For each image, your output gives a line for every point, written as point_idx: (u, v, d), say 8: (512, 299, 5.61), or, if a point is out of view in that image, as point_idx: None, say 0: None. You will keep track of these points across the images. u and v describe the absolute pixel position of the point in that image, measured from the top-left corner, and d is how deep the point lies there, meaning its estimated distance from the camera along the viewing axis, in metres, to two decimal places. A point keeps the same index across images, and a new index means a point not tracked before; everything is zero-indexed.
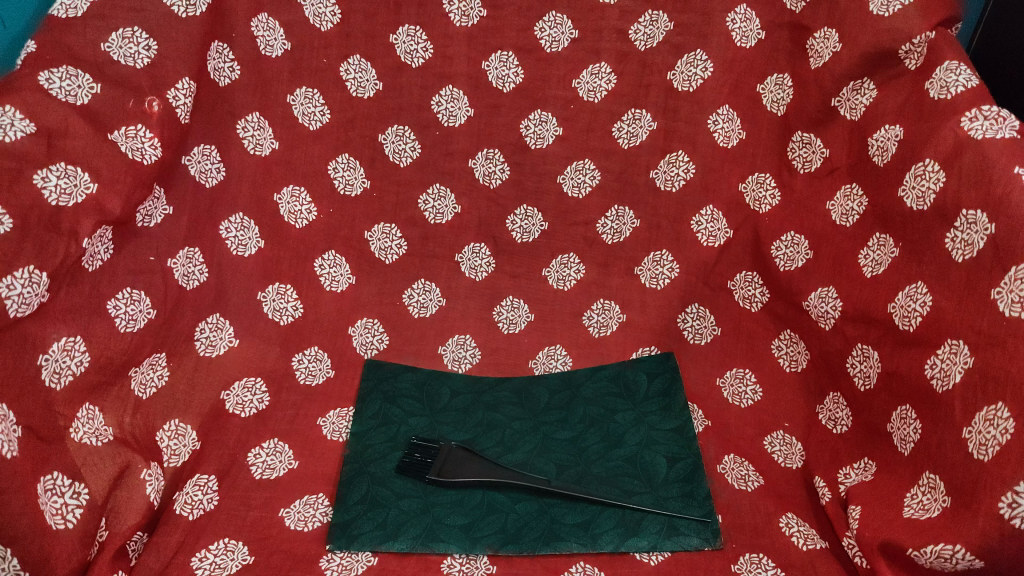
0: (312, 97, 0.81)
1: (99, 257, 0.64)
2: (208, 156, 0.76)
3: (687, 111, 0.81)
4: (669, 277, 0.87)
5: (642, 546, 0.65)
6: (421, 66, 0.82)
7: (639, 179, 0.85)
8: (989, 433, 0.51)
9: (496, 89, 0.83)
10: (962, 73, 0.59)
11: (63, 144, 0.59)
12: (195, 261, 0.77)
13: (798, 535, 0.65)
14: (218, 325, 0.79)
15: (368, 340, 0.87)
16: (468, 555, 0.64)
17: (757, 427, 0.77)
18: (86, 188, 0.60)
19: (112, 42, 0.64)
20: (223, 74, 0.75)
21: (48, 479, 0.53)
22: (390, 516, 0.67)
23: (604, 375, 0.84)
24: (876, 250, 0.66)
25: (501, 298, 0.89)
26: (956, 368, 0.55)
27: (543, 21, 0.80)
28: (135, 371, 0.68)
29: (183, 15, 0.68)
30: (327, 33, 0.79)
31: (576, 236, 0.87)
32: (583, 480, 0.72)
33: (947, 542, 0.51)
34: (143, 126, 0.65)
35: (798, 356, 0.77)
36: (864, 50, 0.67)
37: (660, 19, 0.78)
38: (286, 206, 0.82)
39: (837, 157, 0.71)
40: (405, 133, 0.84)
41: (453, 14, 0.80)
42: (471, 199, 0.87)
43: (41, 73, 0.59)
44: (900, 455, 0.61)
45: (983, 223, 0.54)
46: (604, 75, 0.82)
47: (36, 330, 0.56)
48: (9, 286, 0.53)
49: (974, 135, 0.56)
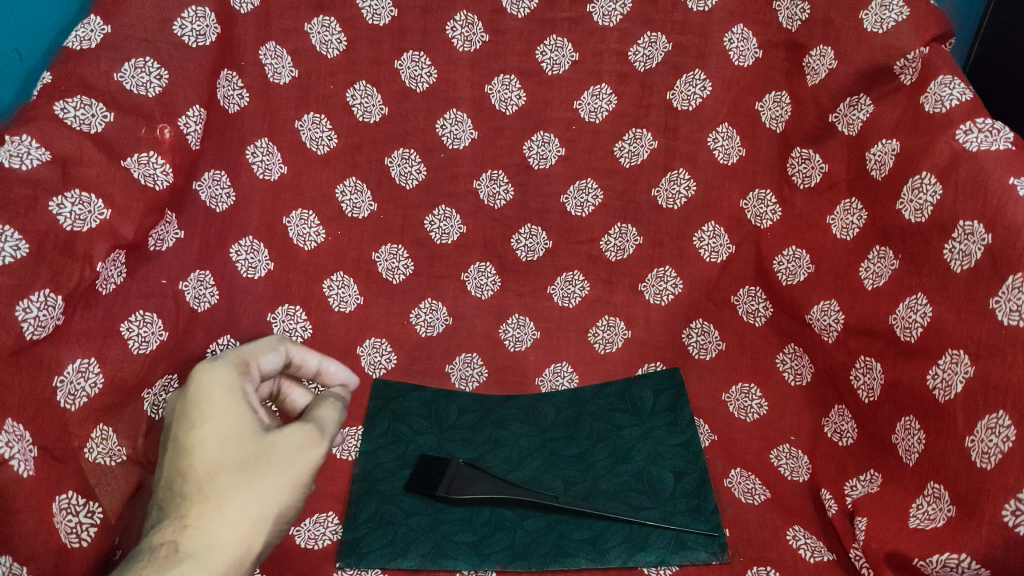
0: (319, 122, 0.83)
1: (113, 280, 0.65)
2: (218, 181, 0.77)
3: (687, 129, 0.83)
4: (673, 292, 0.87)
5: (650, 561, 0.66)
6: (425, 91, 0.84)
7: (641, 198, 0.86)
8: (992, 441, 0.51)
9: (499, 112, 0.85)
10: (956, 87, 0.60)
11: (77, 171, 0.61)
12: (206, 284, 0.76)
13: (805, 548, 0.66)
14: (229, 346, 0.78)
15: (377, 359, 0.87)
16: (476, 572, 0.65)
17: (763, 441, 0.78)
18: (100, 214, 0.62)
19: (125, 72, 0.66)
20: (233, 101, 0.77)
21: (63, 499, 0.56)
22: (398, 533, 0.68)
23: (610, 391, 0.85)
24: (877, 262, 0.67)
25: (507, 316, 0.89)
26: (957, 378, 0.56)
27: (544, 45, 0.82)
28: (148, 393, 0.68)
29: (194, 45, 0.70)
30: (334, 61, 0.81)
31: (580, 254, 0.88)
32: (590, 496, 0.72)
33: (952, 552, 0.52)
34: (155, 153, 0.67)
35: (802, 370, 0.77)
36: (860, 67, 0.68)
37: (658, 41, 0.80)
38: (295, 229, 0.84)
39: (836, 172, 0.72)
40: (410, 156, 0.86)
41: (457, 40, 0.82)
42: (476, 219, 0.88)
43: (56, 103, 0.62)
44: (906, 465, 0.61)
45: (980, 234, 0.55)
46: (605, 96, 0.83)
47: (51, 351, 0.58)
48: (25, 309, 0.55)
49: (969, 147, 0.57)
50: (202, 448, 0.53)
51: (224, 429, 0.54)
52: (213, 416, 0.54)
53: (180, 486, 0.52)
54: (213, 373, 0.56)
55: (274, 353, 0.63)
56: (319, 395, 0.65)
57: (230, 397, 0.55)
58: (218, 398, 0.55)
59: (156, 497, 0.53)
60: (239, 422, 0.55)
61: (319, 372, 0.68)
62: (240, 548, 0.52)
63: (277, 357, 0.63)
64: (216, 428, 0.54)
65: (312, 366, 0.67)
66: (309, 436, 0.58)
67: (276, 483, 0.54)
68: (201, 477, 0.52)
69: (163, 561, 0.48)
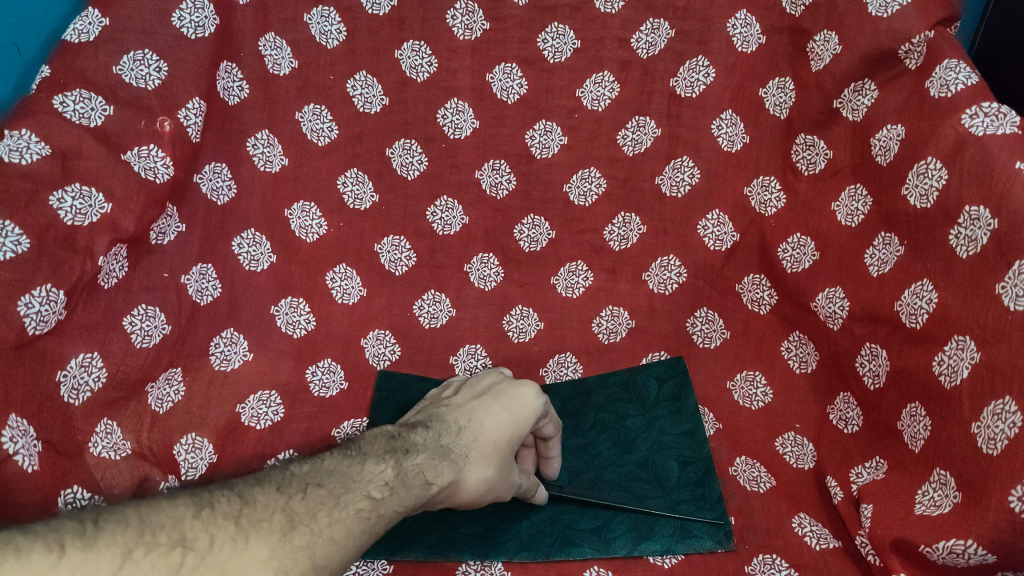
0: (319, 113, 0.82)
1: (114, 274, 0.65)
2: (219, 174, 0.77)
3: (690, 117, 0.82)
4: (677, 282, 0.86)
5: (655, 549, 0.67)
6: (426, 80, 0.83)
7: (645, 185, 0.85)
8: (998, 428, 0.51)
9: (500, 100, 0.84)
10: (962, 71, 0.60)
11: (77, 165, 0.61)
12: (208, 277, 0.76)
13: (811, 535, 0.66)
14: (232, 339, 0.78)
15: (380, 350, 0.85)
16: (482, 562, 0.67)
17: (767, 429, 0.77)
18: (100, 208, 0.62)
19: (123, 64, 0.66)
20: (232, 93, 0.77)
21: (67, 493, 0.56)
22: (401, 524, 0.69)
23: (615, 380, 0.83)
24: (881, 249, 0.67)
25: (511, 307, 0.88)
26: (963, 364, 0.55)
27: (546, 32, 0.81)
28: (152, 387, 0.69)
29: (192, 36, 0.70)
30: (334, 51, 0.80)
31: (583, 243, 0.88)
32: (596, 487, 0.73)
33: (958, 538, 0.52)
34: (155, 146, 0.67)
35: (808, 357, 0.77)
36: (864, 51, 0.67)
37: (661, 27, 0.80)
38: (297, 221, 0.83)
39: (841, 158, 0.72)
40: (412, 146, 0.85)
41: (457, 28, 0.81)
42: (479, 209, 0.88)
43: (56, 97, 0.62)
44: (911, 452, 0.61)
45: (986, 219, 0.54)
46: (607, 84, 0.83)
47: (53, 346, 0.59)
48: (28, 305, 0.55)
49: (974, 132, 0.57)
50: (500, 423, 0.59)
51: (519, 429, 0.59)
52: (515, 419, 0.59)
53: (477, 423, 0.58)
54: (539, 398, 0.62)
55: (552, 430, 0.66)
56: (529, 474, 0.66)
57: (530, 417, 0.60)
58: (525, 412, 0.60)
59: (459, 413, 0.59)
60: (522, 434, 0.60)
61: (546, 459, 0.70)
62: (469, 496, 0.56)
63: (552, 434, 0.66)
64: (512, 423, 0.59)
65: (550, 455, 0.69)
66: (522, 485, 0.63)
67: (505, 483, 0.59)
68: (494, 432, 0.58)
69: (451, 459, 0.54)
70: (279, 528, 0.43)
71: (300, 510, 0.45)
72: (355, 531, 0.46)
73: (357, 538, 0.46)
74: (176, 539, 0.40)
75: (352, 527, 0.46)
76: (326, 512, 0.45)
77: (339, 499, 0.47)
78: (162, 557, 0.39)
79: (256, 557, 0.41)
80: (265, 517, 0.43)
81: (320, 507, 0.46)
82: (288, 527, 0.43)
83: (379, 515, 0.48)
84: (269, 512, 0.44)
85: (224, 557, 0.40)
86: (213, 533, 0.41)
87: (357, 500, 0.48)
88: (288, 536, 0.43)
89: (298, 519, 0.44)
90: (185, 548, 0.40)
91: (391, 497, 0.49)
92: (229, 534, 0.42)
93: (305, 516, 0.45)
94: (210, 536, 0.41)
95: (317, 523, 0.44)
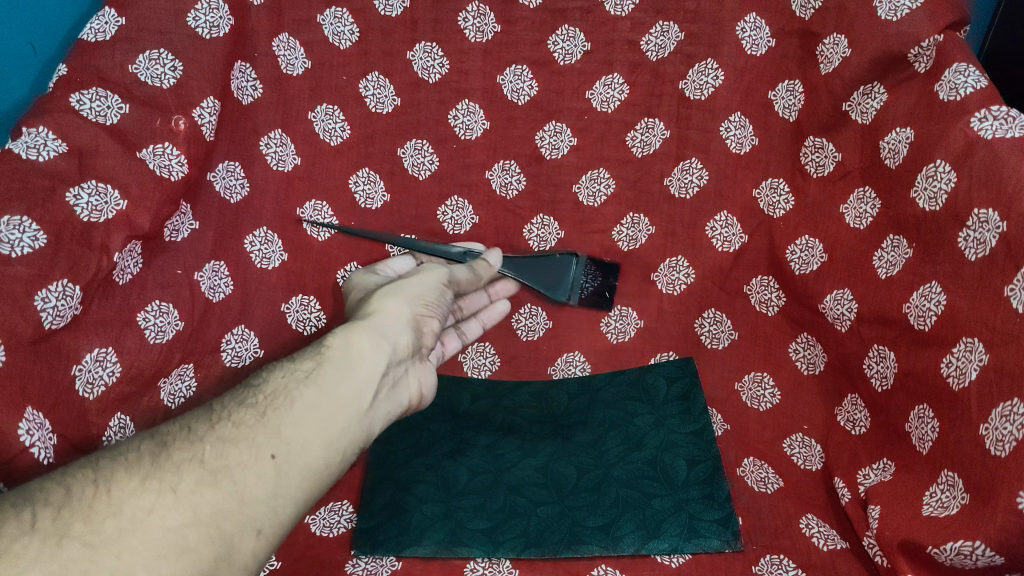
0: (332, 114, 0.83)
1: (129, 271, 0.67)
2: (232, 173, 0.78)
3: (700, 119, 0.82)
4: (685, 281, 0.86)
5: (663, 548, 0.68)
6: (438, 82, 0.84)
7: (654, 187, 0.86)
8: (1006, 429, 0.51)
9: (511, 102, 0.85)
10: (971, 75, 0.60)
11: (94, 162, 0.63)
12: (220, 275, 0.76)
13: (819, 536, 0.67)
14: (243, 335, 0.78)
15: None
16: (490, 559, 0.68)
17: (775, 430, 0.78)
18: (116, 205, 0.63)
19: (140, 64, 0.67)
20: (246, 93, 0.78)
21: None
22: (412, 521, 0.70)
23: (624, 379, 0.84)
24: (890, 251, 0.67)
25: (520, 306, 0.88)
26: (972, 365, 0.56)
27: (557, 35, 0.82)
28: (165, 382, 0.69)
29: (207, 36, 0.71)
30: (347, 51, 0.81)
31: (592, 244, 0.88)
32: (603, 485, 0.73)
33: (966, 540, 0.53)
34: (170, 144, 0.68)
35: (816, 359, 0.77)
36: (874, 54, 0.68)
37: (671, 30, 0.80)
38: (309, 220, 0.84)
39: (850, 161, 0.72)
40: (423, 147, 0.86)
41: (469, 30, 0.82)
42: (489, 209, 0.88)
43: (73, 95, 0.64)
44: (919, 454, 0.61)
45: (994, 222, 0.55)
46: (617, 85, 0.83)
47: (68, 341, 0.60)
48: (43, 300, 0.56)
49: (984, 135, 0.57)
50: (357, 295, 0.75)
51: (369, 285, 0.76)
52: (357, 287, 0.77)
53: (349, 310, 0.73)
54: (366, 269, 0.81)
55: (404, 260, 0.84)
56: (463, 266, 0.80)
57: (373, 274, 0.79)
58: (370, 278, 0.78)
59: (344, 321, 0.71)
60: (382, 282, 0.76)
61: None
62: (393, 325, 0.63)
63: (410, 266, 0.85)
64: (365, 286, 0.76)
65: None
66: (445, 273, 0.73)
67: (413, 286, 0.70)
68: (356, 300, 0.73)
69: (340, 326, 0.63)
70: (149, 457, 0.49)
71: (170, 435, 0.51)
72: (245, 418, 0.52)
73: (247, 420, 0.52)
74: (24, 501, 0.44)
75: (239, 419, 0.52)
76: (203, 423, 0.52)
77: (214, 409, 0.54)
78: (13, 520, 0.42)
79: (126, 489, 0.46)
80: (132, 454, 0.49)
81: (194, 422, 0.52)
82: (159, 451, 0.49)
83: (269, 391, 0.55)
84: (136, 448, 0.50)
85: (87, 501, 0.45)
86: (69, 486, 0.45)
87: (239, 400, 0.54)
88: (160, 458, 0.48)
89: (169, 440, 0.50)
90: (36, 506, 0.43)
91: (279, 375, 0.57)
92: (90, 479, 0.46)
93: (179, 434, 0.51)
94: (66, 488, 0.45)
95: (195, 434, 0.51)
